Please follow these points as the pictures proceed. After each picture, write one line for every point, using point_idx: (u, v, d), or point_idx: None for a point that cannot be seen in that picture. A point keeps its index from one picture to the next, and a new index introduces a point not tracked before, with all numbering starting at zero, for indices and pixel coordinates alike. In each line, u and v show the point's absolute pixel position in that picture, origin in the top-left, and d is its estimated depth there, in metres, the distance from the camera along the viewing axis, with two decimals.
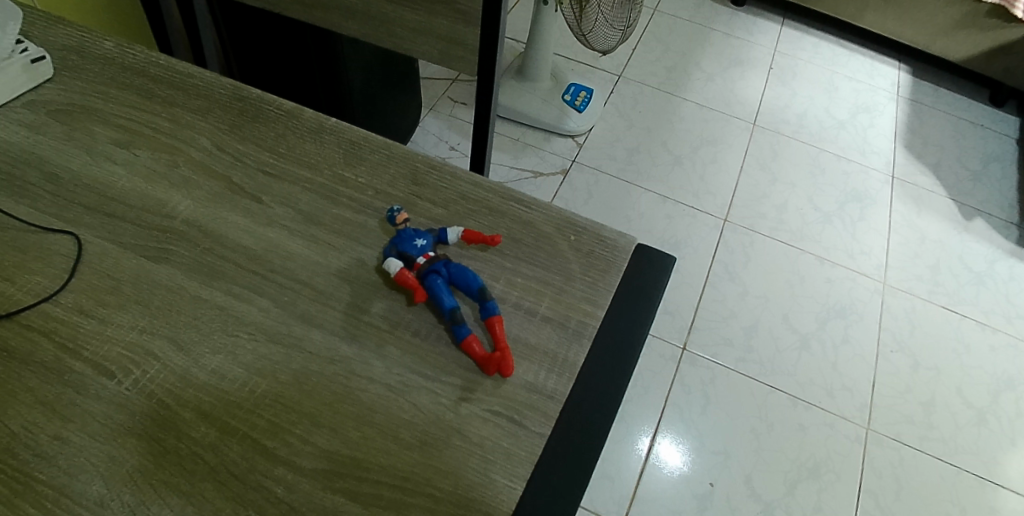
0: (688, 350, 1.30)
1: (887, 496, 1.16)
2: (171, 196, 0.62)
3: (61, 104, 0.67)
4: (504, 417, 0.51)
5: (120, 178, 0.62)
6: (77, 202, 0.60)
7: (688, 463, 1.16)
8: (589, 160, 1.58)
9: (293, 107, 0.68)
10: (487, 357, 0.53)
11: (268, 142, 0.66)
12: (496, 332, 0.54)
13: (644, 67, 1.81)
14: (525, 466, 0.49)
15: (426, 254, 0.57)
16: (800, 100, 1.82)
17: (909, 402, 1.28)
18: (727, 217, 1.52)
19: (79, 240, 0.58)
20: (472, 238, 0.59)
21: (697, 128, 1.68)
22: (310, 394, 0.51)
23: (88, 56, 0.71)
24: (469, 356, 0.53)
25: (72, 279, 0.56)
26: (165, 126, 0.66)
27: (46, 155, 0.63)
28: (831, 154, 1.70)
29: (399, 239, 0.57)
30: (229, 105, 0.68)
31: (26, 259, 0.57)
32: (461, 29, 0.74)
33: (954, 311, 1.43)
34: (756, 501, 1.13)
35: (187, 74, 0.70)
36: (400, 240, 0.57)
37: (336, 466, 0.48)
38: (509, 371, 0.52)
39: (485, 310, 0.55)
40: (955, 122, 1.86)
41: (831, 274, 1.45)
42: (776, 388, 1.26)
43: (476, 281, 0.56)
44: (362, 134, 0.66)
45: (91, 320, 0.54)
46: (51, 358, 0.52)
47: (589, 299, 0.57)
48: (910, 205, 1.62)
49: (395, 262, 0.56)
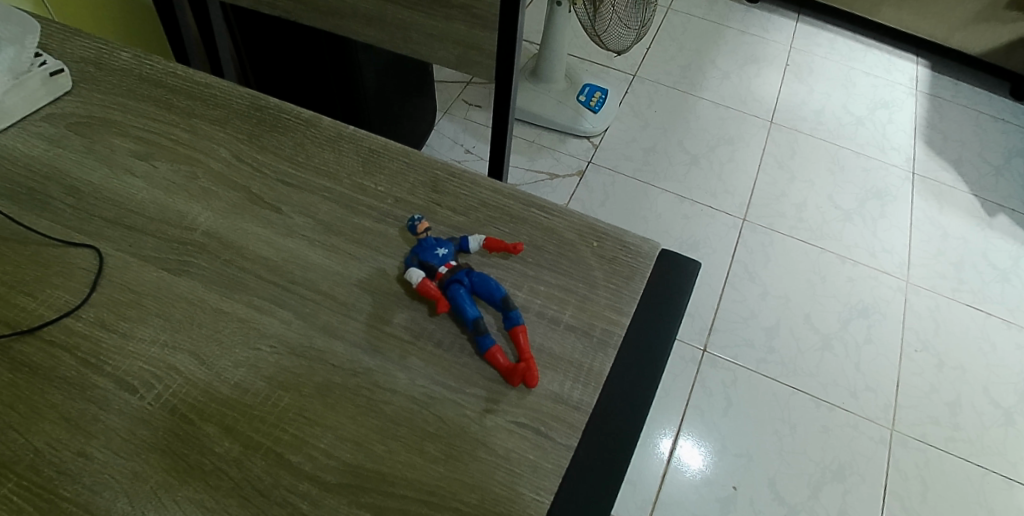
0: (708, 352, 1.28)
1: (914, 498, 1.14)
2: (190, 207, 0.61)
3: (80, 117, 0.67)
4: (530, 429, 0.50)
5: (140, 190, 0.62)
6: (97, 215, 0.60)
7: (710, 466, 1.15)
8: (605, 161, 1.56)
9: (312, 116, 0.67)
10: (511, 368, 0.52)
11: (286, 151, 0.65)
12: (520, 342, 0.53)
13: (658, 66, 1.80)
14: (552, 479, 0.48)
15: (448, 263, 0.57)
16: (817, 97, 1.79)
17: (934, 402, 1.25)
18: (745, 216, 1.50)
19: (100, 253, 0.58)
20: (494, 246, 0.58)
21: (714, 126, 1.67)
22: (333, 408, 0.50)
23: (106, 68, 0.71)
24: (492, 367, 0.53)
25: (93, 294, 0.56)
26: (184, 137, 0.66)
27: (67, 168, 0.63)
28: (850, 151, 1.67)
29: (420, 248, 0.57)
30: (247, 114, 0.68)
31: (47, 273, 0.57)
32: (478, 33, 0.73)
33: (979, 309, 1.40)
34: (781, 504, 1.12)
35: (205, 84, 0.70)
36: (421, 249, 0.57)
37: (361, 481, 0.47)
38: (534, 382, 0.52)
39: (508, 320, 0.54)
40: (976, 117, 1.83)
41: (852, 273, 1.43)
42: (799, 389, 1.25)
43: (499, 290, 0.56)
44: (380, 142, 0.66)
45: (113, 334, 0.54)
46: (74, 374, 0.51)
47: (613, 306, 0.56)
48: (932, 202, 1.60)
49: (417, 272, 0.56)
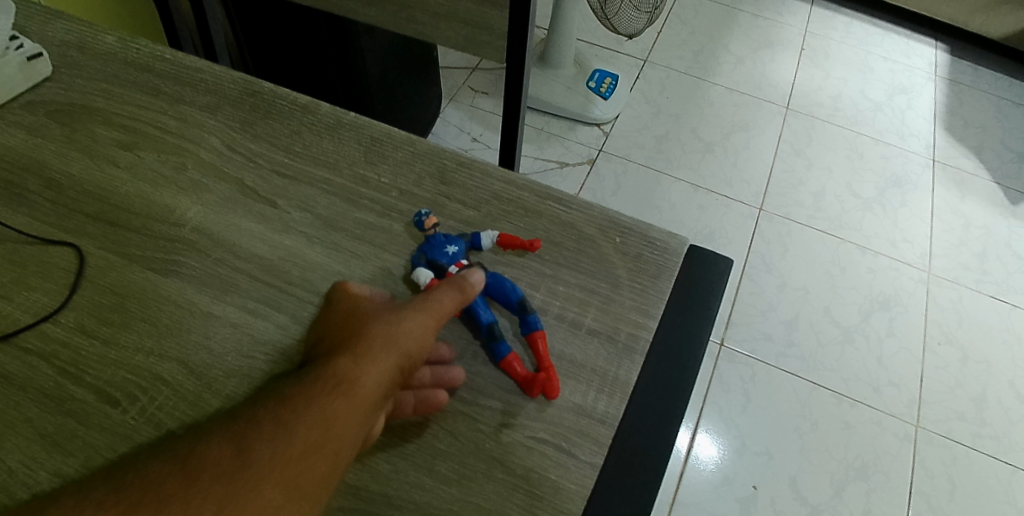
0: (725, 347, 1.23)
1: (941, 497, 1.10)
2: (179, 201, 0.57)
3: (60, 104, 0.62)
4: (551, 445, 0.45)
5: (124, 183, 0.58)
6: (78, 210, 0.56)
7: (729, 465, 1.11)
8: (615, 149, 1.51)
9: (309, 102, 0.63)
10: (528, 376, 0.47)
11: (282, 140, 0.60)
12: (539, 350, 0.48)
13: (669, 50, 1.74)
14: (576, 502, 0.43)
15: (458, 262, 0.53)
16: (834, 82, 1.73)
17: (960, 397, 1.21)
18: (761, 206, 1.45)
19: (81, 252, 0.53)
20: (509, 243, 0.53)
21: (728, 113, 1.61)
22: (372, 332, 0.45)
23: (90, 52, 0.66)
24: (509, 374, 0.48)
25: (72, 296, 0.51)
26: (172, 125, 0.61)
27: (46, 159, 0.59)
28: (868, 138, 1.62)
29: (427, 247, 0.52)
30: (239, 101, 0.63)
31: (24, 273, 0.53)
32: (488, 12, 0.68)
33: (1004, 301, 1.35)
34: (803, 504, 1.07)
35: (195, 69, 0.65)
36: (428, 247, 0.52)
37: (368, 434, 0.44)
38: (554, 393, 0.47)
39: (524, 323, 0.50)
40: (997, 102, 1.77)
41: (873, 264, 1.38)
42: (820, 385, 1.20)
43: (515, 291, 0.51)
44: (383, 129, 0.61)
45: (94, 340, 0.49)
46: (50, 385, 0.47)
47: (639, 308, 0.52)
48: (953, 189, 1.54)
49: (425, 273, 0.51)
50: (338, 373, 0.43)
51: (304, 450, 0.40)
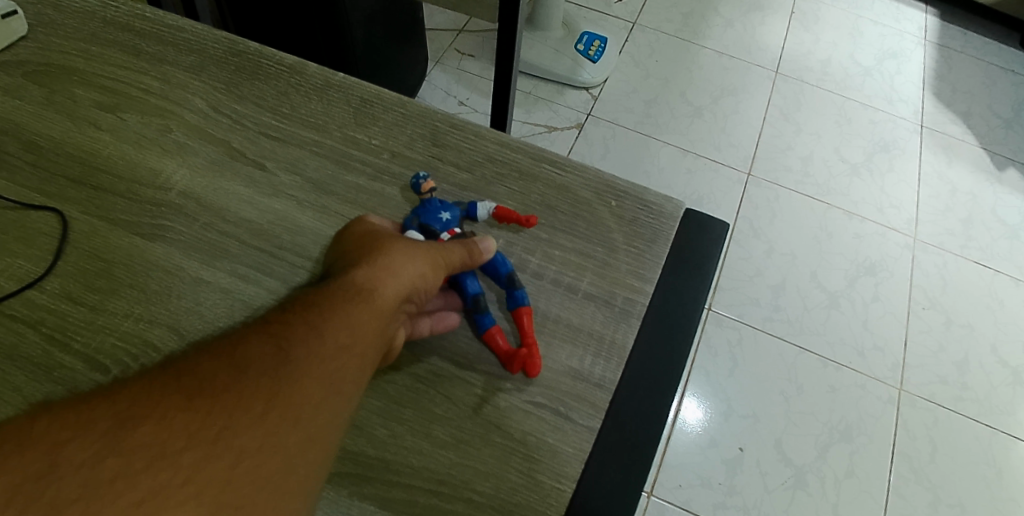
0: (713, 311, 1.25)
1: (921, 458, 1.12)
2: (164, 164, 0.55)
3: (37, 64, 0.60)
4: (548, 409, 0.45)
5: (106, 146, 0.56)
6: (59, 174, 0.54)
7: (715, 427, 1.13)
8: (605, 113, 1.50)
9: (296, 61, 0.61)
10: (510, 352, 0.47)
11: (269, 101, 0.59)
12: (524, 327, 0.48)
13: (659, 13, 1.71)
14: (574, 465, 0.44)
15: (451, 230, 0.51)
16: (823, 46, 1.72)
17: (942, 361, 1.23)
18: (750, 171, 1.45)
19: (64, 217, 0.52)
20: (505, 217, 0.52)
21: (718, 77, 1.60)
22: (380, 258, 0.44)
23: (65, 10, 0.63)
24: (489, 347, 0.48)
25: (57, 263, 0.50)
26: (155, 86, 0.59)
27: (24, 122, 0.57)
28: (857, 103, 1.61)
29: (422, 211, 0.51)
30: (224, 61, 0.61)
31: (6, 239, 0.51)
32: None
33: (987, 266, 1.37)
34: (787, 465, 1.10)
35: (176, 27, 0.63)
36: (424, 211, 0.51)
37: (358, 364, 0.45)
38: (535, 371, 0.46)
39: (512, 298, 0.49)
40: (985, 68, 1.76)
41: (859, 230, 1.39)
42: (806, 349, 1.22)
43: (505, 265, 0.50)
44: (373, 91, 0.59)
45: (81, 307, 0.48)
46: (38, 352, 0.46)
47: (635, 273, 0.51)
48: (940, 156, 1.55)
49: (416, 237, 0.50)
50: (345, 294, 0.41)
51: (311, 363, 0.37)
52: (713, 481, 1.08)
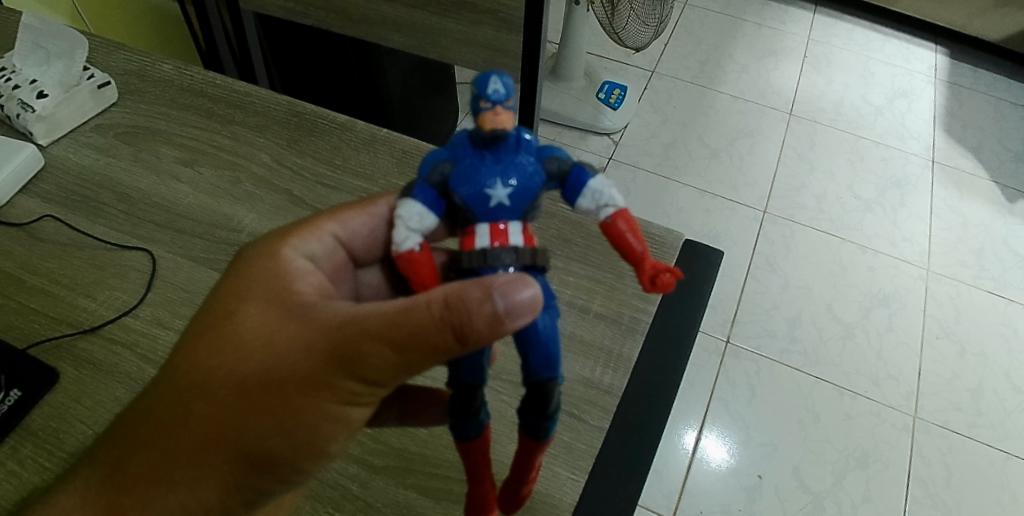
0: (731, 343, 1.30)
1: (937, 484, 1.16)
2: (236, 210, 0.65)
3: (127, 127, 0.71)
4: (564, 412, 0.52)
5: (186, 195, 0.66)
6: (149, 220, 0.64)
7: (733, 455, 1.17)
8: (625, 157, 1.59)
9: (347, 120, 0.71)
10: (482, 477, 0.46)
11: (324, 155, 0.68)
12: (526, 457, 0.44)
13: (676, 61, 1.81)
14: (587, 459, 0.51)
15: (494, 226, 0.43)
16: (835, 87, 1.79)
17: (956, 388, 1.26)
18: (766, 209, 1.51)
19: (153, 256, 0.62)
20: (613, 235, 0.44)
21: (733, 120, 1.68)
22: (226, 397, 0.43)
23: (149, 79, 0.75)
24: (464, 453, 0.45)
25: (148, 293, 0.59)
26: (226, 143, 0.69)
27: (117, 176, 0.67)
28: (869, 141, 1.67)
29: (459, 174, 0.44)
30: (285, 121, 0.71)
31: (104, 275, 0.60)
32: (504, 36, 0.77)
33: (1000, 296, 1.40)
34: (805, 492, 1.14)
35: (244, 92, 0.73)
36: (461, 176, 0.43)
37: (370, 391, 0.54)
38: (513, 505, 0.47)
39: (528, 416, 0.43)
40: (995, 103, 1.81)
41: (874, 262, 1.43)
42: (822, 379, 1.26)
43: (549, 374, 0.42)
44: (413, 143, 0.69)
45: (169, 331, 0.57)
46: (134, 369, 0.55)
47: (640, 295, 0.58)
48: (952, 189, 1.59)
49: (427, 217, 0.44)
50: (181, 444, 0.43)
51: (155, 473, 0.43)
52: (732, 507, 1.12)
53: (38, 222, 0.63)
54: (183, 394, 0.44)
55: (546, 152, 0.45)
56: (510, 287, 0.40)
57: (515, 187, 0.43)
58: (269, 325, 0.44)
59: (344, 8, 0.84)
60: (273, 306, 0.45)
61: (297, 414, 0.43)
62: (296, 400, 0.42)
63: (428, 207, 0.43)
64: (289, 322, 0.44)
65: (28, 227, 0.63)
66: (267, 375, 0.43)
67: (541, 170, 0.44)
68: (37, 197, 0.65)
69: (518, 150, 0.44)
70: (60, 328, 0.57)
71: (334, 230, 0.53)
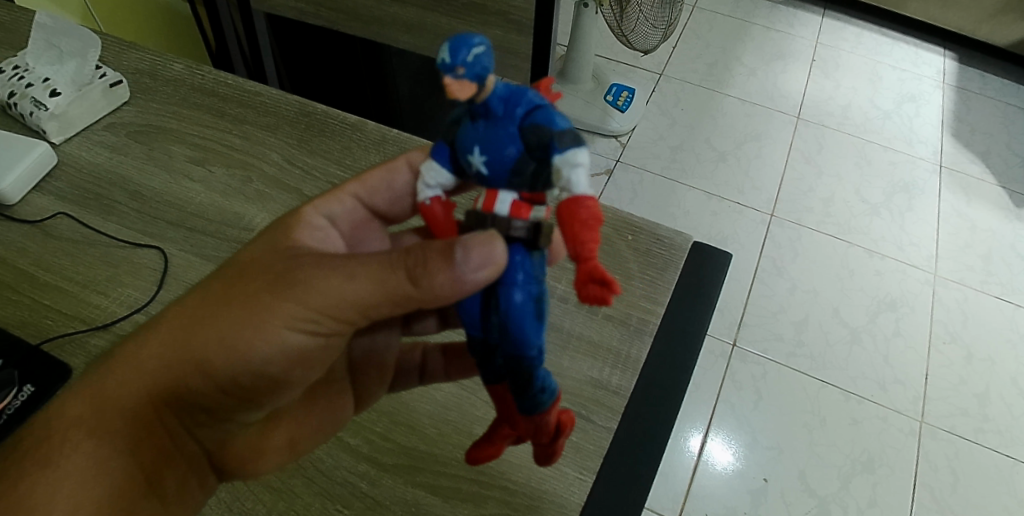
0: (737, 347, 1.30)
1: (944, 489, 1.15)
2: (247, 209, 0.65)
3: (139, 126, 0.71)
4: (572, 412, 0.53)
5: (198, 194, 0.66)
6: (161, 218, 0.64)
7: (739, 458, 1.17)
8: (632, 159, 1.59)
9: (358, 120, 0.71)
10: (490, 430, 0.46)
11: (335, 155, 0.69)
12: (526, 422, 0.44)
13: (684, 64, 1.81)
14: (595, 460, 0.51)
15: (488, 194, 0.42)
16: (844, 91, 1.79)
17: (963, 394, 1.26)
18: (773, 212, 1.51)
19: (165, 254, 0.62)
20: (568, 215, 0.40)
21: (741, 123, 1.68)
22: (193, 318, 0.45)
23: (161, 79, 0.75)
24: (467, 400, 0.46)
25: (161, 291, 0.59)
26: (237, 142, 0.70)
27: (130, 175, 0.67)
28: (877, 145, 1.67)
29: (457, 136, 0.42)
30: (295, 120, 0.71)
31: (117, 272, 0.61)
32: (514, 38, 0.78)
33: (1008, 301, 1.40)
34: (811, 495, 1.14)
35: (255, 92, 0.73)
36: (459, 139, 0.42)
37: (408, 354, 0.56)
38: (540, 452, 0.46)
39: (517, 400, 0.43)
40: (1004, 108, 1.81)
41: (881, 267, 1.43)
42: (828, 383, 1.26)
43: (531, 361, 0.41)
44: (423, 144, 0.69)
45: None
46: None
47: (649, 296, 0.58)
48: (959, 194, 1.59)
49: (436, 176, 0.43)
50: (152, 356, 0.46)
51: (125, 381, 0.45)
52: (738, 510, 1.12)
53: (51, 220, 0.64)
54: (165, 312, 0.46)
55: (531, 120, 0.40)
56: (471, 242, 0.40)
57: (495, 156, 0.40)
58: (252, 257, 0.47)
59: (355, 9, 0.84)
60: (263, 244, 0.48)
61: (254, 340, 0.44)
62: (254, 328, 0.43)
63: (442, 165, 0.43)
64: (273, 256, 0.47)
65: (41, 224, 0.63)
66: (238, 299, 0.44)
67: (528, 139, 0.40)
68: (50, 195, 0.65)
69: (511, 114, 0.40)
70: (72, 324, 0.57)
71: (355, 191, 0.55)
